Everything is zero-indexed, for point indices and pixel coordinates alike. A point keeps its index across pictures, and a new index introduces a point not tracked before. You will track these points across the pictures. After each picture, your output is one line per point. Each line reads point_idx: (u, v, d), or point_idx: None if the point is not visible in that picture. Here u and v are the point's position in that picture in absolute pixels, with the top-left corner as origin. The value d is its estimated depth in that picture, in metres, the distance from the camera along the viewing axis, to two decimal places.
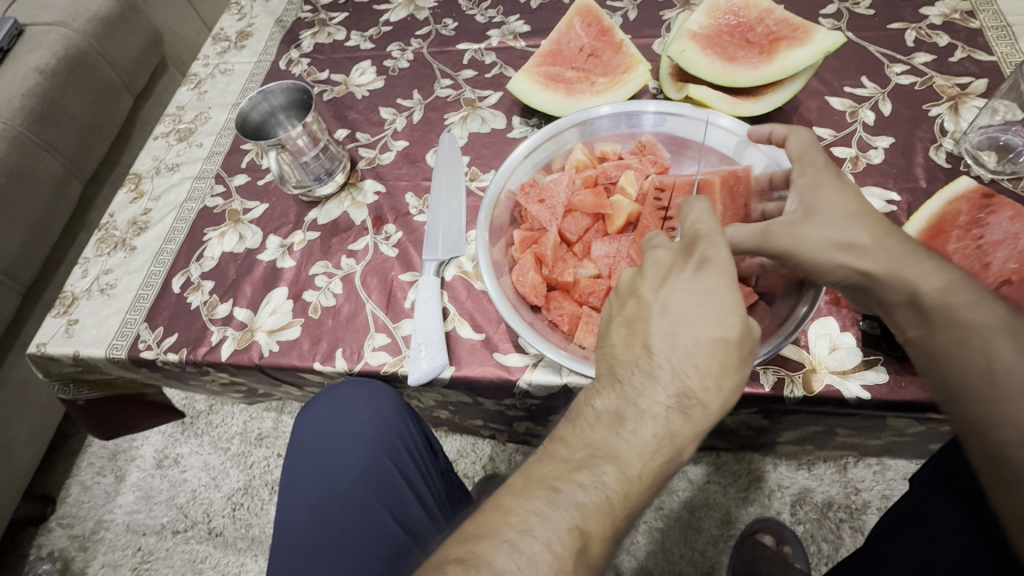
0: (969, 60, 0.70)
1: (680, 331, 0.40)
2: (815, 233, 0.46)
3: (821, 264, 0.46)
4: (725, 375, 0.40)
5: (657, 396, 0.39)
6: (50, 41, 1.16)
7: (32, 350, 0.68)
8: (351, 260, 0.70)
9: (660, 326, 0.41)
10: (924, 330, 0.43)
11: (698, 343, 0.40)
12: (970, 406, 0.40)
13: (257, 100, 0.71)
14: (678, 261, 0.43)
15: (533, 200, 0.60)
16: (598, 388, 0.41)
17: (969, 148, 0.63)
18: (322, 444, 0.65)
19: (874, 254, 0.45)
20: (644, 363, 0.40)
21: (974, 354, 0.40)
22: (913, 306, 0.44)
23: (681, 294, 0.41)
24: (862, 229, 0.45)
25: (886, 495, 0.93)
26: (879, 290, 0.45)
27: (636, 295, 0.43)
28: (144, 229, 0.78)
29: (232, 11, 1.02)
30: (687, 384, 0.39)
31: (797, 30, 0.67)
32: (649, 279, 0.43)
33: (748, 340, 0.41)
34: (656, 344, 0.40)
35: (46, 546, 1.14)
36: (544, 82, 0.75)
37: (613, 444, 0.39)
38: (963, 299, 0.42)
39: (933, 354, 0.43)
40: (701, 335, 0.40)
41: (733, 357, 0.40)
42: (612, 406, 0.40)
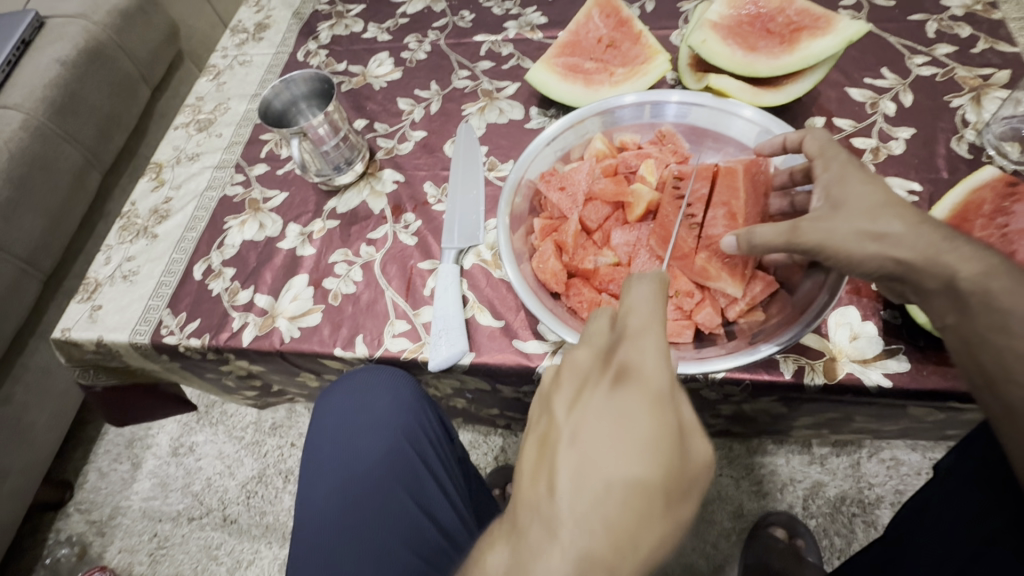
0: (992, 51, 0.70)
1: (590, 466, 0.32)
2: (844, 229, 0.45)
3: (853, 256, 0.45)
4: (641, 527, 0.31)
5: (557, 556, 0.30)
6: (71, 33, 1.17)
7: (58, 334, 0.69)
8: (370, 248, 0.71)
9: (569, 461, 0.33)
10: (962, 316, 0.44)
11: (607, 486, 0.32)
12: (1009, 390, 0.42)
13: (279, 89, 0.72)
14: (596, 372, 0.37)
15: (553, 188, 0.60)
16: (494, 538, 0.34)
17: (992, 139, 0.62)
18: (343, 427, 0.65)
19: (909, 240, 0.44)
20: (544, 509, 0.32)
21: (1016, 339, 0.41)
22: (951, 293, 0.44)
23: (592, 418, 0.34)
24: (892, 218, 0.45)
25: (900, 490, 0.93)
26: (916, 279, 0.45)
27: (549, 410, 0.36)
28: (166, 217, 0.79)
29: (250, 3, 1.03)
30: (597, 540, 0.31)
31: (818, 20, 0.67)
32: (563, 392, 0.37)
33: (674, 479, 0.33)
34: (562, 483, 0.32)
35: (64, 531, 1.16)
36: (562, 73, 0.76)
37: None
38: (1002, 286, 0.42)
39: (973, 340, 0.43)
40: (612, 477, 0.32)
41: (654, 503, 0.32)
42: (505, 565, 0.31)
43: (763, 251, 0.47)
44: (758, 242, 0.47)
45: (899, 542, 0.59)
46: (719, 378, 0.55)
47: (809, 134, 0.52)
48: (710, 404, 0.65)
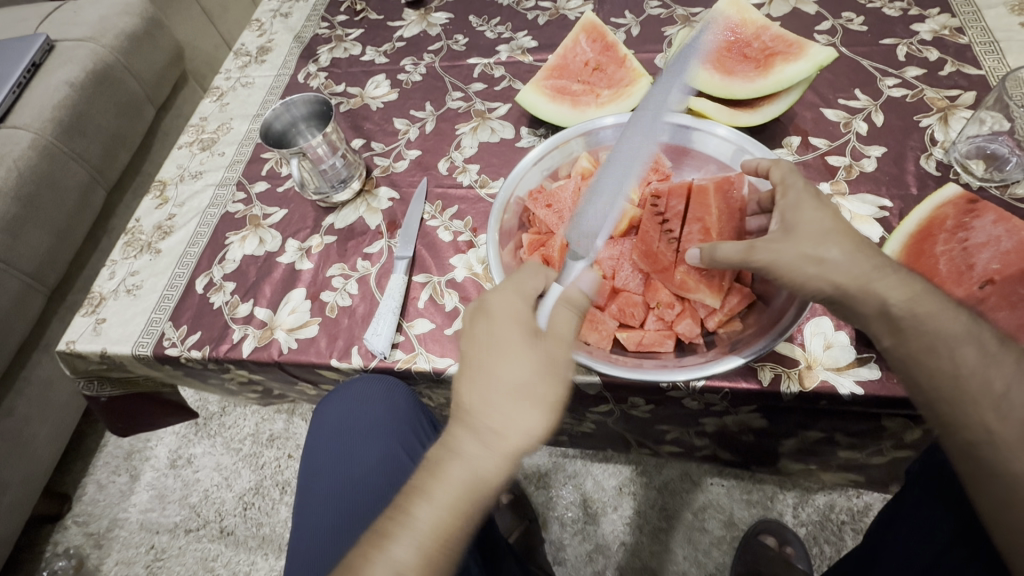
0: (958, 74, 0.73)
1: (500, 382, 0.47)
2: (790, 253, 0.48)
3: (794, 279, 0.48)
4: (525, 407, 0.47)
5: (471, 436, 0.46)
6: (80, 55, 1.21)
7: (63, 347, 0.71)
8: (366, 262, 0.73)
9: (484, 383, 0.47)
10: (896, 340, 0.46)
11: (504, 384, 0.47)
12: (942, 409, 0.44)
13: (280, 111, 0.75)
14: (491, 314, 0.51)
15: (540, 206, 0.63)
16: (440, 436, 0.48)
17: (958, 157, 0.66)
18: (341, 437, 0.67)
19: (845, 266, 0.47)
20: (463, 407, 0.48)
21: (942, 359, 0.44)
22: (884, 318, 0.47)
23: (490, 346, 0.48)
24: (833, 244, 0.48)
25: (887, 497, 0.95)
26: (851, 303, 0.48)
27: (468, 352, 0.50)
28: (169, 233, 0.82)
29: (253, 27, 1.07)
30: (495, 424, 0.46)
31: (792, 46, 0.70)
32: (473, 332, 0.51)
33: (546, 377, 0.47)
34: (472, 392, 0.47)
35: (62, 543, 1.16)
36: (551, 94, 0.79)
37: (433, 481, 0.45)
38: (927, 309, 0.45)
39: (907, 361, 0.46)
40: (523, 380, 0.47)
41: (534, 392, 0.47)
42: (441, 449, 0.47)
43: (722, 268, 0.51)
44: (720, 255, 0.50)
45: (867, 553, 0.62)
46: (700, 386, 0.57)
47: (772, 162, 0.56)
48: (693, 417, 0.67)
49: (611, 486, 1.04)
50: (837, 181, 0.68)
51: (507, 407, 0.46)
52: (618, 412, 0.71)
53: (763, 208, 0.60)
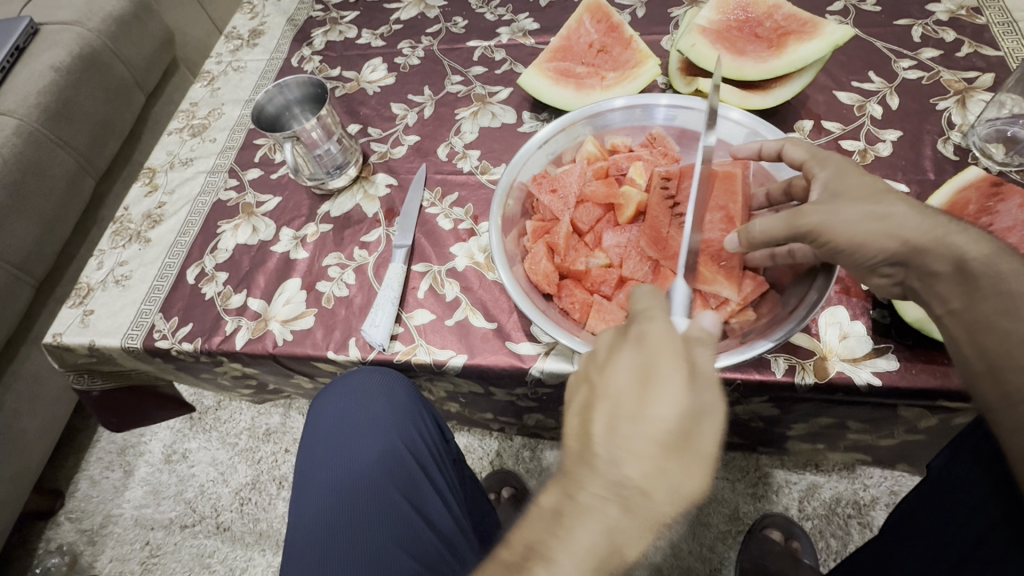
0: (976, 55, 0.71)
1: (620, 413, 0.38)
2: (845, 212, 0.46)
3: (855, 237, 0.46)
4: (663, 456, 0.37)
5: (595, 491, 0.37)
6: (65, 40, 1.18)
7: (48, 340, 0.68)
8: (363, 251, 0.71)
9: (604, 409, 0.39)
10: (967, 300, 0.44)
11: (638, 425, 0.37)
12: (1011, 376, 0.41)
13: (272, 93, 0.72)
14: (618, 338, 0.42)
15: (544, 190, 0.61)
16: (546, 485, 0.40)
17: (977, 141, 0.63)
18: (339, 431, 0.65)
19: (914, 221, 0.45)
20: (587, 454, 0.38)
21: (1022, 322, 0.41)
22: (959, 275, 0.44)
23: (618, 372, 0.40)
24: (895, 202, 0.46)
25: (894, 491, 0.93)
26: (921, 261, 0.45)
27: (587, 379, 0.42)
28: (159, 222, 0.79)
29: (244, 10, 1.04)
30: (628, 476, 0.36)
31: (806, 25, 0.68)
32: (596, 360, 0.43)
33: (691, 418, 0.38)
34: (602, 431, 0.38)
35: (55, 540, 1.14)
36: (554, 77, 0.76)
37: (548, 543, 0.36)
38: (1011, 266, 0.42)
39: (977, 324, 0.43)
40: (666, 429, 0.37)
41: (672, 438, 0.37)
42: (553, 503, 0.38)
43: (763, 245, 0.49)
44: (758, 235, 0.48)
45: (893, 532, 0.62)
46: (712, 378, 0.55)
47: (789, 142, 0.54)
48: None
49: None
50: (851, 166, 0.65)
51: (629, 443, 0.37)
52: None
53: (772, 201, 0.58)
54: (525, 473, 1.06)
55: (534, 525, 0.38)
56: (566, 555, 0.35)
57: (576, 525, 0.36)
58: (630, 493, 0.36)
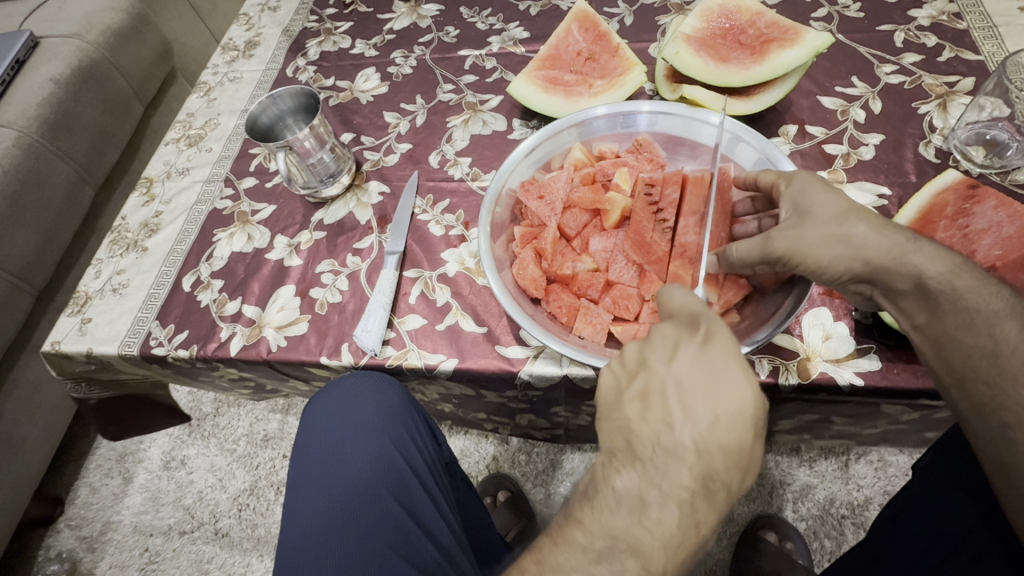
0: (957, 60, 0.72)
1: (700, 406, 0.39)
2: (812, 235, 0.47)
3: (821, 261, 0.47)
4: (744, 450, 0.38)
5: (680, 481, 0.37)
6: (65, 52, 1.19)
7: (47, 348, 0.70)
8: (356, 258, 0.72)
9: (681, 400, 0.39)
10: (931, 316, 0.46)
11: (719, 420, 0.38)
12: (977, 388, 0.43)
13: (266, 104, 0.74)
14: (685, 332, 0.42)
15: (532, 197, 0.62)
16: (616, 466, 0.39)
17: (958, 144, 0.64)
18: (331, 436, 0.66)
19: (874, 240, 0.46)
20: (666, 442, 0.38)
21: (981, 337, 0.43)
22: (920, 293, 0.46)
23: (694, 367, 0.40)
24: (857, 221, 0.47)
25: (888, 491, 0.94)
26: (885, 279, 0.47)
27: (649, 368, 0.42)
28: (155, 231, 0.80)
29: (240, 22, 1.05)
30: (712, 468, 0.38)
31: (787, 32, 0.69)
32: (658, 351, 0.42)
33: (765, 415, 0.39)
34: (684, 422, 0.38)
35: (55, 547, 1.15)
36: (543, 85, 0.78)
37: (634, 533, 0.37)
38: (967, 284, 0.44)
39: (941, 339, 0.45)
40: (746, 422, 0.38)
41: (751, 433, 0.39)
42: (633, 489, 0.38)
43: (743, 268, 0.50)
44: (735, 260, 0.49)
45: (878, 529, 0.63)
46: None
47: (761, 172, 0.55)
48: None
49: None
50: (834, 170, 0.66)
51: (712, 433, 0.38)
52: None
53: (757, 206, 0.59)
54: (520, 476, 1.06)
55: (617, 513, 0.37)
56: (652, 542, 0.37)
57: (661, 514, 0.37)
58: (711, 479, 0.38)
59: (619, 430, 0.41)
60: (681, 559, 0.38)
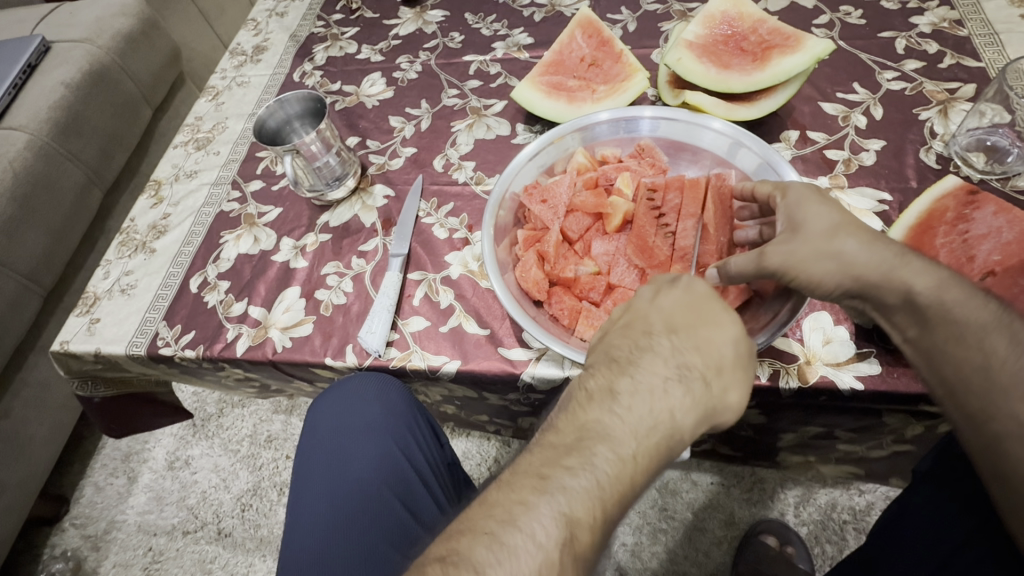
0: (958, 67, 0.73)
1: (675, 326, 0.43)
2: (803, 250, 0.47)
3: (813, 276, 0.47)
4: (718, 365, 0.42)
5: (654, 379, 0.40)
6: (77, 56, 1.21)
7: (56, 347, 0.71)
8: (361, 260, 0.73)
9: (658, 322, 0.43)
10: (922, 330, 0.46)
11: (692, 336, 0.42)
12: (968, 400, 0.44)
13: (274, 108, 0.75)
14: (666, 280, 0.47)
15: (535, 201, 0.63)
16: (592, 373, 0.42)
17: (959, 150, 0.65)
18: (336, 436, 0.67)
19: (864, 257, 0.46)
20: (641, 351, 0.42)
21: (970, 350, 0.43)
22: (910, 307, 0.46)
23: (672, 299, 0.44)
24: (848, 237, 0.47)
25: (890, 497, 0.93)
26: (875, 293, 0.47)
27: (632, 305, 0.46)
28: (163, 233, 0.82)
29: (249, 27, 1.07)
30: (685, 371, 0.41)
31: (789, 39, 0.70)
32: (642, 294, 0.47)
33: (739, 341, 0.43)
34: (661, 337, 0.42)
35: (60, 545, 1.16)
36: (546, 90, 0.79)
37: (606, 421, 0.39)
38: (954, 298, 0.45)
39: (933, 353, 0.45)
40: (718, 341, 0.42)
41: (723, 353, 0.42)
42: (606, 384, 0.41)
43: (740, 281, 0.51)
44: (733, 274, 0.50)
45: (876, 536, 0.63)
46: None
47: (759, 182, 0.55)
48: None
49: None
50: (836, 175, 0.67)
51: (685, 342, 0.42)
52: None
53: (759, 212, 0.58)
54: None
55: (590, 407, 0.40)
56: (622, 431, 0.38)
57: (632, 398, 0.40)
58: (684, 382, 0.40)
59: (600, 345, 0.45)
60: (653, 453, 0.39)
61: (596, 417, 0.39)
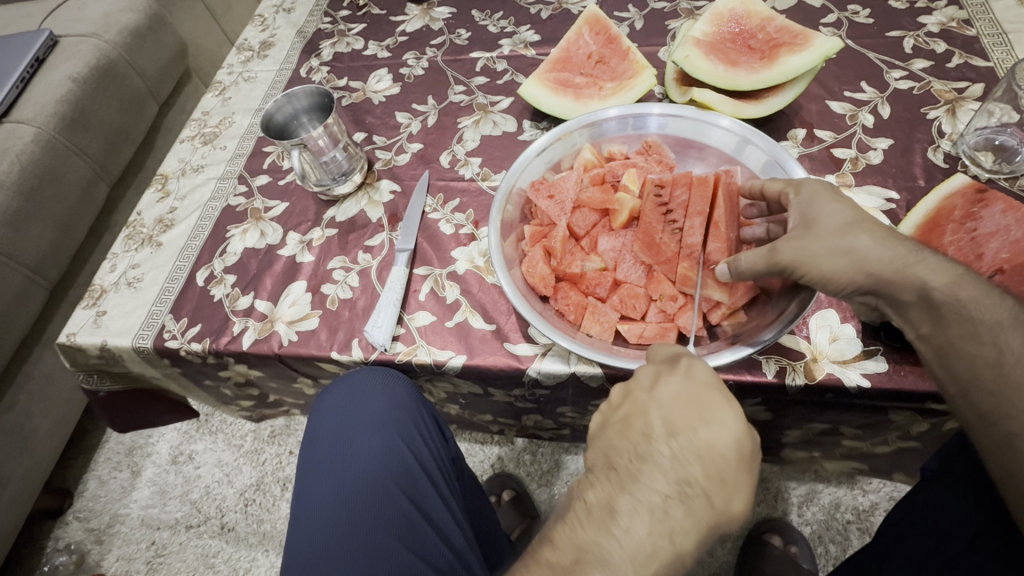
0: (966, 66, 0.72)
1: (676, 426, 0.41)
2: (816, 245, 0.47)
3: (825, 272, 0.47)
4: (724, 470, 0.40)
5: (653, 491, 0.39)
6: (83, 51, 1.22)
7: (62, 340, 0.71)
8: (367, 255, 0.73)
9: (659, 420, 0.42)
10: (936, 326, 0.46)
11: (695, 438, 0.40)
12: (981, 398, 0.44)
13: (282, 102, 0.75)
14: (666, 365, 0.45)
15: (542, 196, 0.62)
16: (591, 480, 0.41)
17: (967, 149, 0.65)
18: (341, 431, 0.67)
19: (877, 253, 0.47)
20: (642, 454, 0.41)
21: (985, 346, 0.44)
22: (925, 303, 0.46)
23: (672, 393, 0.43)
24: (861, 233, 0.47)
25: (894, 497, 0.93)
26: (889, 291, 0.47)
27: (631, 397, 0.44)
28: (170, 226, 0.82)
29: (255, 23, 1.07)
30: (687, 481, 0.39)
31: (797, 37, 0.70)
32: (641, 381, 0.45)
33: (745, 441, 0.41)
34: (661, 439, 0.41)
35: (63, 538, 1.16)
36: (553, 87, 0.79)
37: (603, 543, 0.38)
38: (970, 294, 0.45)
39: (945, 350, 0.45)
40: (723, 444, 0.40)
41: (729, 456, 0.40)
42: (604, 497, 0.40)
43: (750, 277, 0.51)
44: (744, 269, 0.50)
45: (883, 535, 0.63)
46: None
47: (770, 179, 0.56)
48: None
49: None
50: (843, 173, 0.67)
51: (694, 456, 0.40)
52: None
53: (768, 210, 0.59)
54: (525, 476, 1.07)
55: (586, 525, 0.39)
56: (620, 550, 0.37)
57: (630, 519, 0.38)
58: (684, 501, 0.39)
59: (604, 441, 0.44)
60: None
61: (593, 535, 0.38)
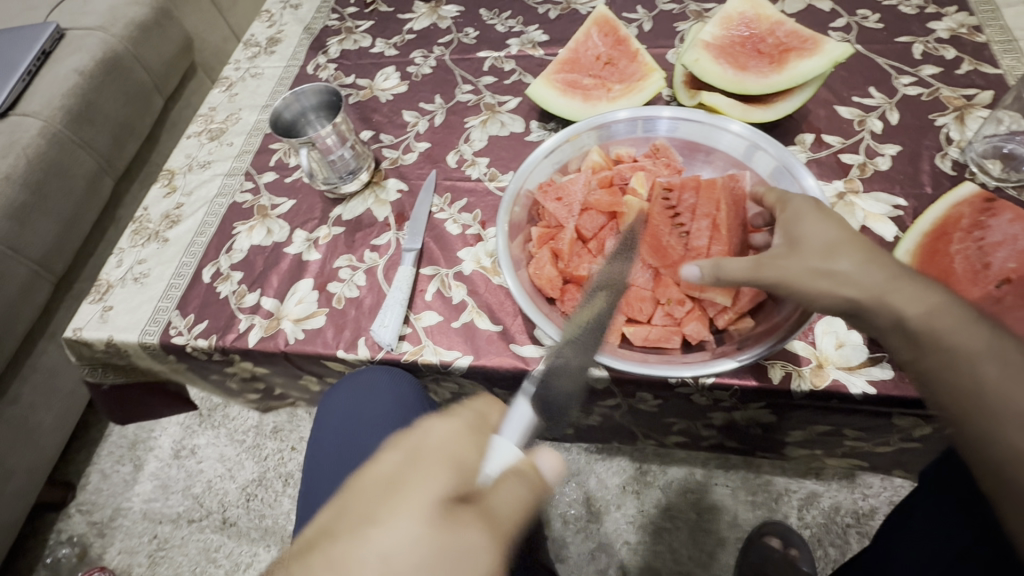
0: (975, 73, 0.72)
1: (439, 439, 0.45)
2: (795, 267, 0.48)
3: (802, 292, 0.48)
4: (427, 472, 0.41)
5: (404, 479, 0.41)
6: (90, 44, 1.22)
7: (69, 335, 0.71)
8: (374, 254, 0.73)
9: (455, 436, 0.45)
10: (915, 353, 0.45)
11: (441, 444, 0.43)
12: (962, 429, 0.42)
13: (290, 100, 0.75)
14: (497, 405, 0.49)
15: (550, 198, 0.63)
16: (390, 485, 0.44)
17: (975, 156, 0.65)
18: (350, 429, 0.68)
19: (857, 278, 0.46)
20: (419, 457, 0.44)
21: (961, 376, 0.42)
22: (902, 331, 0.45)
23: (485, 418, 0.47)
24: (843, 257, 0.47)
25: (894, 501, 0.94)
26: (868, 317, 0.47)
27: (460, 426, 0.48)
28: (176, 222, 0.82)
29: (263, 19, 1.07)
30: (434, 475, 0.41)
31: (806, 42, 0.70)
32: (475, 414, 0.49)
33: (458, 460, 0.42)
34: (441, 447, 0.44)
35: (66, 531, 1.17)
36: (561, 88, 0.79)
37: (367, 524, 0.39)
38: (947, 323, 0.43)
39: (930, 378, 0.45)
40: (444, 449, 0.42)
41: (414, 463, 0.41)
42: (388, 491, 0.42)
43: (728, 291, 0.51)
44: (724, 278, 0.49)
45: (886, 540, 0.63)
46: (709, 383, 0.57)
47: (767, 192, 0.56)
48: (702, 411, 0.68)
49: (614, 485, 1.04)
50: (851, 179, 0.67)
51: (441, 499, 0.39)
52: (624, 406, 0.70)
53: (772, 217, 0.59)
54: None
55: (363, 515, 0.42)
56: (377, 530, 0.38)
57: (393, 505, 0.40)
58: (437, 562, 0.37)
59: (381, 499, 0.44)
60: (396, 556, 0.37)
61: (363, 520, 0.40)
